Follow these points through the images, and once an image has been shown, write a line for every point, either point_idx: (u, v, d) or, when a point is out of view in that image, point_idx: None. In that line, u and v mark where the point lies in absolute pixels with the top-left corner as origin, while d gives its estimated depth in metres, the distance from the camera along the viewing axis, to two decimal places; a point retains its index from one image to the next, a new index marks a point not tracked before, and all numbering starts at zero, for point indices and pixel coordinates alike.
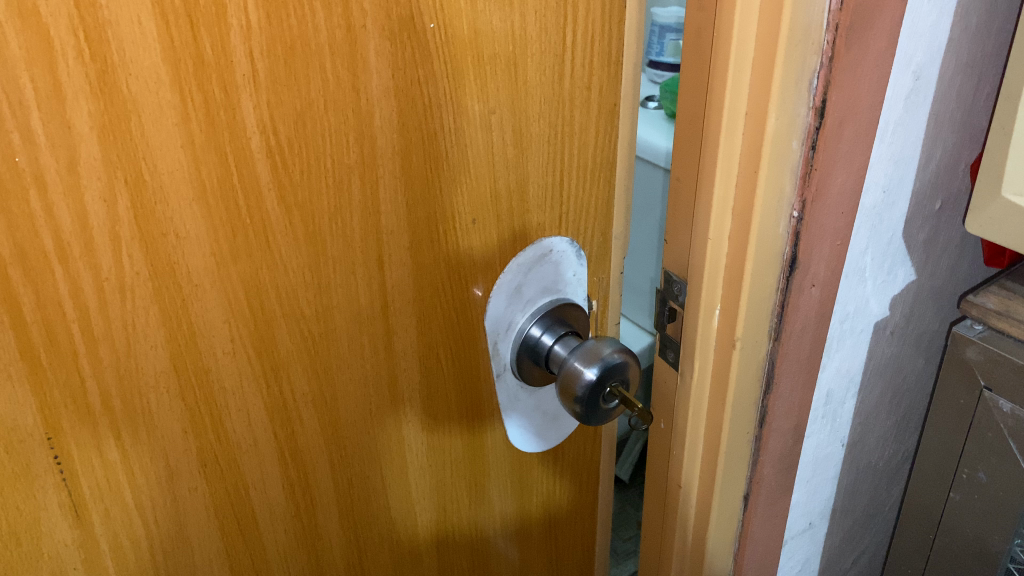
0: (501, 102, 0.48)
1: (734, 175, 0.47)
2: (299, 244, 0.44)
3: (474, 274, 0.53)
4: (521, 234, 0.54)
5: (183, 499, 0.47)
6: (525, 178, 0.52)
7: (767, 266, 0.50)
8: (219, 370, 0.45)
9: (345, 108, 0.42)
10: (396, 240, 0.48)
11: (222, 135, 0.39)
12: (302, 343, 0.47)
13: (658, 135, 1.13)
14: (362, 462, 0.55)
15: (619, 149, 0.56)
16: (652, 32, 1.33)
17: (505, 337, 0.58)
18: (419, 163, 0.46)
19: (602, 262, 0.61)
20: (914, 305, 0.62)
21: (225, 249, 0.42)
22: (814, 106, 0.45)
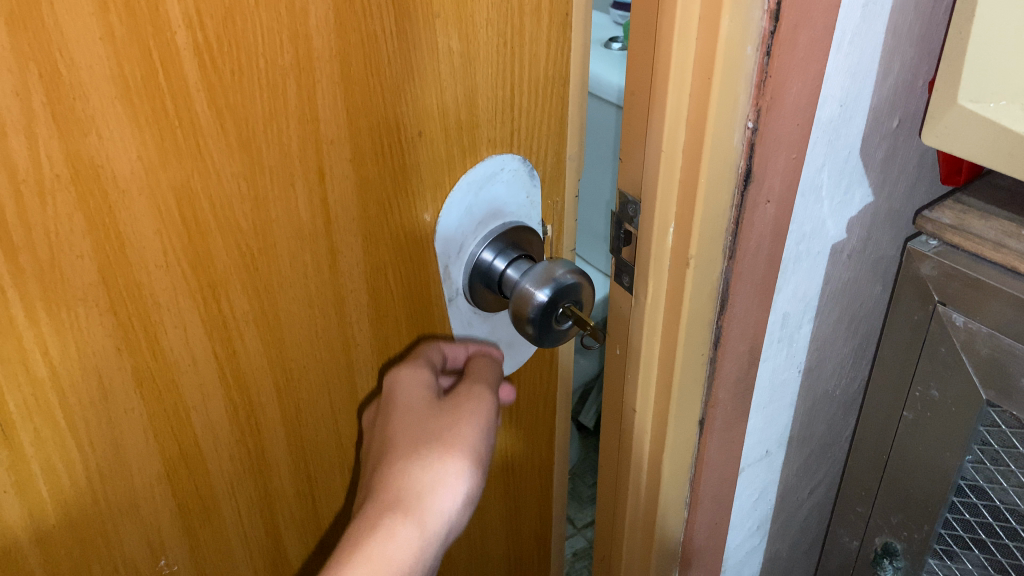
0: (445, 6, 0.46)
1: (687, 84, 0.46)
2: (232, 151, 0.42)
3: (422, 192, 0.52)
4: (471, 149, 0.53)
5: (120, 422, 0.45)
6: (473, 90, 0.50)
7: (722, 181, 0.48)
8: (153, 285, 0.43)
9: (278, 4, 0.40)
10: (338, 150, 0.46)
11: (145, 28, 0.37)
12: (241, 259, 0.45)
13: (612, 70, 1.12)
14: (308, 387, 0.53)
15: (571, 63, 0.55)
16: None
17: (457, 261, 0.56)
18: (359, 68, 0.44)
19: (557, 183, 0.60)
20: (872, 228, 0.61)
21: (153, 153, 0.40)
22: (768, 9, 0.43)
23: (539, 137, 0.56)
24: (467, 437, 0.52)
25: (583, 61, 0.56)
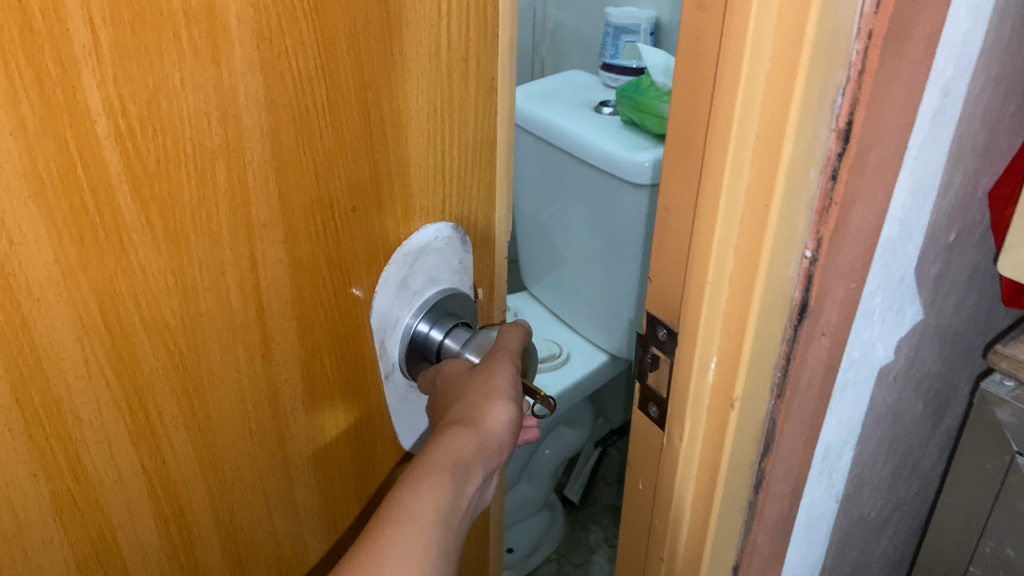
0: (378, 79, 0.40)
1: (739, 212, 0.41)
2: (159, 245, 0.35)
3: (357, 269, 0.45)
4: (405, 217, 0.46)
5: (36, 553, 0.37)
6: (406, 160, 0.44)
7: (774, 314, 0.45)
8: (73, 399, 0.35)
9: (205, 83, 0.34)
10: (270, 234, 0.39)
11: (60, 119, 0.30)
12: (169, 359, 0.38)
13: (614, 143, 1.11)
14: (245, 486, 0.45)
15: (501, 126, 0.49)
16: (608, 33, 1.30)
17: (394, 333, 0.49)
18: (291, 147, 0.38)
19: (490, 246, 0.54)
20: (919, 345, 0.57)
21: (72, 255, 0.33)
22: (836, 129, 0.39)
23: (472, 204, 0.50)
24: (504, 380, 0.47)
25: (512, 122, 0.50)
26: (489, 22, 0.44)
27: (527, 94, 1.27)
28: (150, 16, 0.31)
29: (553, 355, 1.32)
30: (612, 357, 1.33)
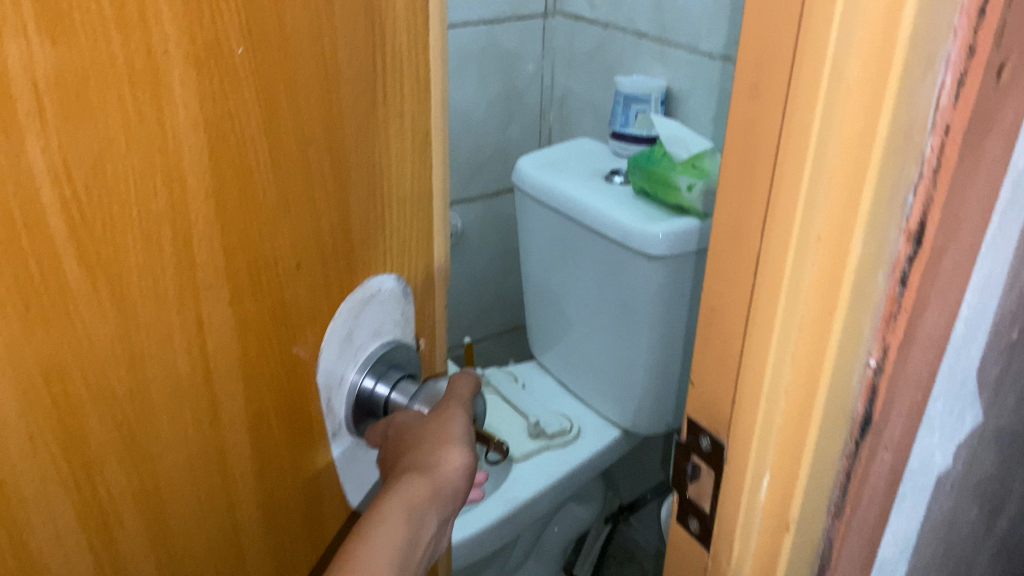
0: (317, 135, 0.39)
1: (798, 321, 0.40)
2: (104, 312, 0.33)
3: (302, 325, 0.42)
4: (348, 271, 0.43)
5: None
6: (348, 213, 0.42)
7: (835, 426, 0.45)
8: (18, 481, 0.32)
9: (148, 145, 0.32)
10: (216, 294, 0.37)
11: (4, 185, 0.28)
12: (117, 431, 0.35)
13: (624, 212, 1.12)
14: (197, 560, 0.41)
15: (435, 171, 0.48)
16: (619, 102, 1.30)
17: (340, 390, 0.46)
18: (235, 205, 0.36)
19: (431, 293, 0.51)
20: (977, 452, 0.56)
21: (15, 327, 0.30)
22: (907, 231, 0.39)
23: (411, 252, 0.48)
24: (459, 427, 0.48)
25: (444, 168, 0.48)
26: (417, 71, 0.44)
27: (536, 161, 1.28)
28: (98, 74, 0.29)
29: (564, 431, 1.31)
30: (623, 431, 1.34)
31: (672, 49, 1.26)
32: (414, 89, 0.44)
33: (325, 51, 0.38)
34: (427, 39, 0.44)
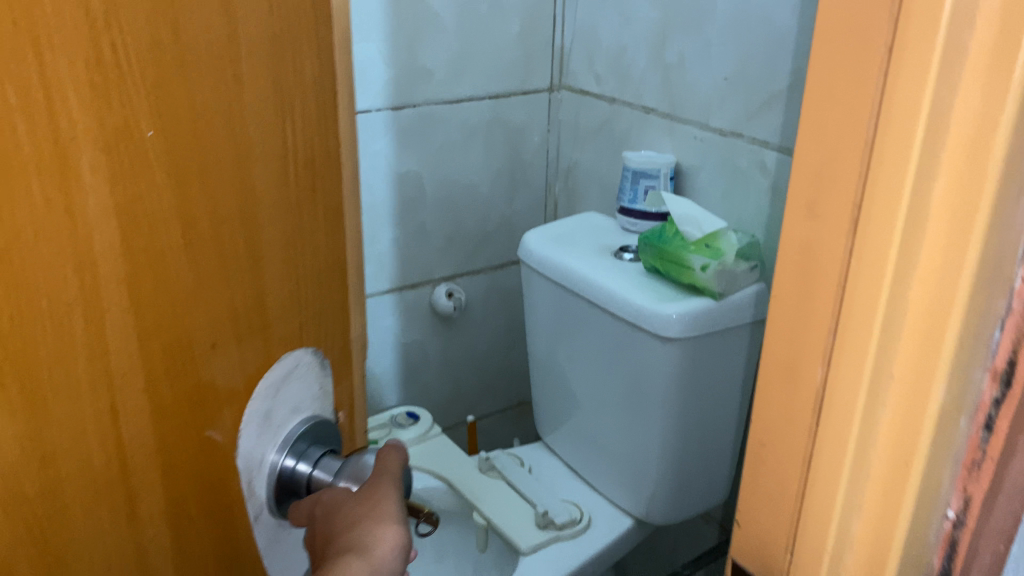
0: (229, 212, 0.37)
1: (870, 475, 0.36)
2: (15, 412, 0.30)
3: (218, 405, 0.40)
4: (264, 349, 0.42)
5: None
6: (261, 291, 0.40)
7: (911, 569, 0.38)
8: None
9: (59, 235, 0.30)
10: (130, 381, 0.35)
11: None
12: (29, 538, 0.32)
13: (638, 293, 0.98)
14: None
15: (345, 245, 0.46)
16: (626, 176, 1.10)
17: (261, 470, 0.44)
18: (148, 288, 0.34)
19: (347, 366, 0.49)
20: None
21: None
22: (992, 391, 0.35)
23: (325, 326, 0.46)
24: (391, 506, 0.44)
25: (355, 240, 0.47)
26: (327, 144, 0.42)
27: (543, 235, 1.13)
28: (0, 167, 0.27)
29: (572, 519, 1.06)
30: (638, 520, 1.11)
31: (682, 124, 1.08)
32: (323, 161, 0.42)
33: (236, 130, 0.36)
34: (337, 114, 0.43)
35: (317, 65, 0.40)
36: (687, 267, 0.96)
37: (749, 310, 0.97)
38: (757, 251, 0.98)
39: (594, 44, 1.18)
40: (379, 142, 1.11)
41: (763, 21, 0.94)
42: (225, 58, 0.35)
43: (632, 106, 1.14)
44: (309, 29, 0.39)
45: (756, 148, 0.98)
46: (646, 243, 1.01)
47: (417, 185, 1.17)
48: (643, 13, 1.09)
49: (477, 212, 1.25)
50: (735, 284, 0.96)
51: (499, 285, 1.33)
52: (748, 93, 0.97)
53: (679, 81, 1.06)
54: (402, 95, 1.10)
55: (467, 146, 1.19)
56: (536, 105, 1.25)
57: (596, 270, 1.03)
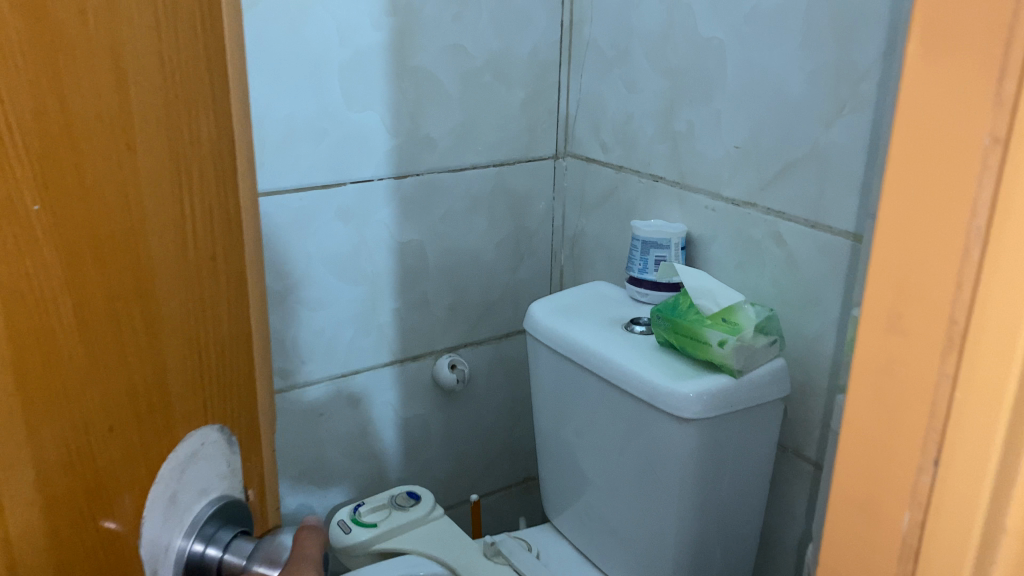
0: (126, 286, 0.33)
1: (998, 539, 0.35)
2: None
3: (118, 492, 0.35)
4: (167, 428, 0.37)
5: None
6: (162, 366, 0.36)
7: None
8: None
9: None
10: (20, 476, 0.30)
11: None
12: None
13: (653, 368, 0.92)
14: None
15: (249, 313, 0.43)
16: (635, 246, 1.06)
17: (167, 560, 0.38)
18: (35, 374, 0.30)
19: (255, 438, 0.45)
20: None
21: None
22: None
23: (233, 402, 0.42)
24: None
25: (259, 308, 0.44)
26: (226, 208, 0.39)
27: (549, 307, 1.09)
28: None
29: None
30: None
31: (692, 193, 1.04)
32: (224, 225, 0.39)
33: (130, 199, 0.33)
34: (236, 176, 0.40)
35: (215, 130, 0.38)
36: (703, 342, 0.89)
37: (768, 389, 0.91)
38: (776, 326, 0.92)
39: (601, 113, 1.16)
40: (381, 210, 1.09)
41: (774, 89, 0.90)
42: (116, 127, 0.32)
43: (640, 175, 1.11)
44: (206, 94, 0.37)
45: (771, 219, 0.94)
46: (658, 316, 0.95)
47: (419, 254, 1.14)
48: (652, 83, 1.06)
49: (481, 281, 1.22)
50: (754, 361, 0.89)
51: (504, 356, 1.29)
52: (760, 162, 0.94)
53: (688, 150, 1.03)
54: (405, 164, 1.09)
55: (471, 215, 1.17)
56: (541, 172, 1.23)
57: (608, 344, 0.98)
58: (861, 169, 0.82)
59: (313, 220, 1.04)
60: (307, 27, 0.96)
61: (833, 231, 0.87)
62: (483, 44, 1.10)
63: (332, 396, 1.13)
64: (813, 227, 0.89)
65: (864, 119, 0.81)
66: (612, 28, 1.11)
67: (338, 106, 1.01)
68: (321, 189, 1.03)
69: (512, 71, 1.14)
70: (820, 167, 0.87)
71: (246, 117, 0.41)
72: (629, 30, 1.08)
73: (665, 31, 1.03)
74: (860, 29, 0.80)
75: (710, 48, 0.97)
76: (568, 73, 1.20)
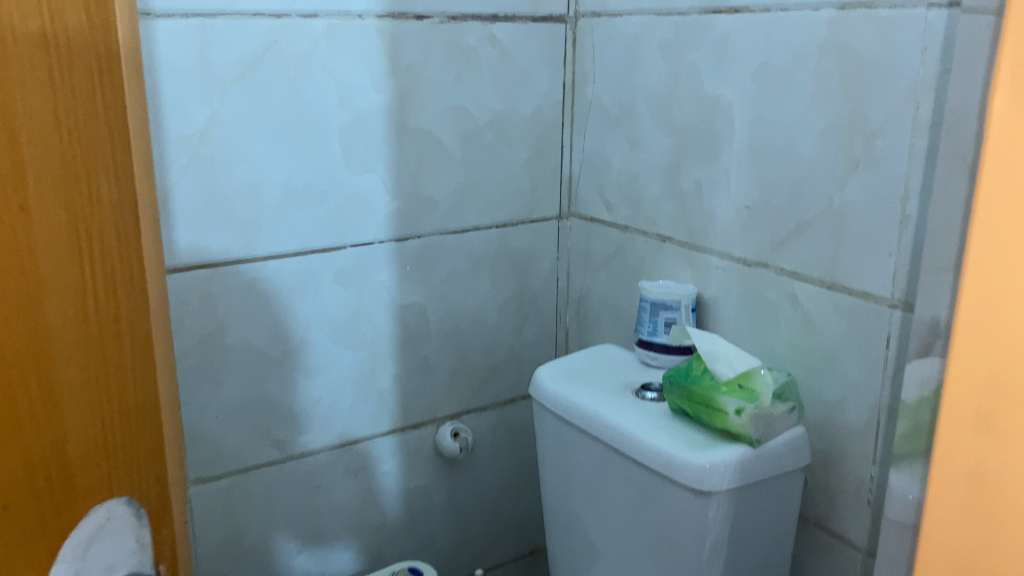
0: None
1: None
2: None
3: None
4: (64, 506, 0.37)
5: None
6: (62, 440, 0.38)
7: None
8: None
9: None
10: None
11: None
12: None
13: (665, 437, 0.87)
14: None
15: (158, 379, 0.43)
16: (644, 308, 1.02)
17: None
18: None
19: (168, 509, 0.44)
20: None
21: None
22: None
23: (145, 469, 0.42)
24: None
25: (166, 369, 0.44)
26: (132, 273, 0.39)
27: (555, 372, 1.04)
28: None
29: None
30: None
31: (701, 253, 1.00)
32: (129, 293, 0.40)
33: None
34: (140, 241, 0.40)
35: (117, 192, 0.38)
36: (719, 410, 0.85)
37: (788, 459, 0.85)
38: (795, 392, 0.87)
39: (606, 173, 1.14)
40: (382, 273, 1.06)
41: (784, 147, 0.87)
42: None
43: (647, 235, 1.08)
44: (106, 152, 0.37)
45: (785, 279, 0.90)
46: (671, 382, 0.90)
47: (421, 317, 1.11)
48: (658, 142, 1.04)
49: (484, 344, 1.19)
50: (773, 430, 0.84)
51: (508, 422, 1.25)
52: (770, 221, 0.90)
53: (696, 210, 1.00)
54: (407, 226, 1.07)
55: (473, 277, 1.15)
56: (546, 233, 1.21)
57: (618, 411, 0.93)
58: (878, 228, 0.79)
59: (312, 284, 1.01)
60: (306, 89, 0.95)
61: (850, 291, 0.82)
62: (485, 105, 1.09)
63: (331, 466, 1.09)
64: (829, 287, 0.85)
65: (878, 176, 0.78)
66: (616, 88, 1.10)
67: (338, 169, 1.00)
68: (319, 252, 1.01)
69: (515, 131, 1.13)
70: (835, 227, 0.83)
71: (148, 177, 0.41)
72: (633, 89, 1.07)
73: (670, 90, 1.01)
74: (871, 84, 0.77)
75: (716, 107, 0.95)
76: (571, 133, 1.19)
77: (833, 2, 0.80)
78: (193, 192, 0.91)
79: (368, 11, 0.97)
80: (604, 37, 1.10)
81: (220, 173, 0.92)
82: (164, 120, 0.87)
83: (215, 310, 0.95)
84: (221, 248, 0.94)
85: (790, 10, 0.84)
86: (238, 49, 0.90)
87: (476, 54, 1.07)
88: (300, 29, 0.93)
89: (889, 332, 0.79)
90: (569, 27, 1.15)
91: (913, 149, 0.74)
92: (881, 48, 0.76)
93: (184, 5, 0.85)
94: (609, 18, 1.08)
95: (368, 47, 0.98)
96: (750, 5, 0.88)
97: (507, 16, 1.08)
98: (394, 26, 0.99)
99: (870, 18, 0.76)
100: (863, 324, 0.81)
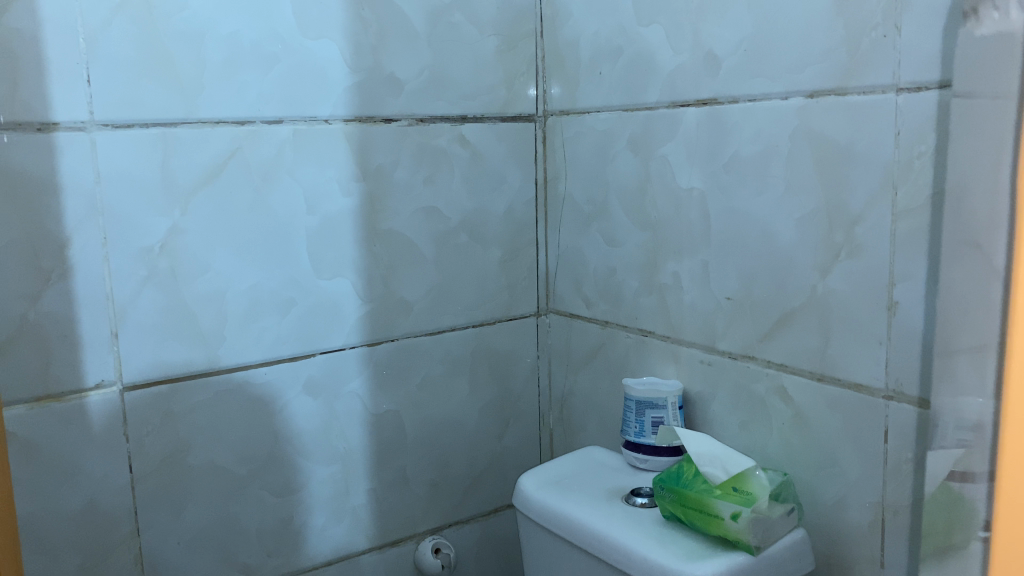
0: None
1: None
2: None
3: None
4: None
5: None
6: None
7: None
8: None
9: None
10: None
11: None
12: None
13: (659, 546, 0.81)
14: None
15: None
16: (629, 407, 0.98)
17: None
18: None
19: None
20: None
21: None
22: None
23: None
24: None
25: None
26: None
27: (541, 479, 0.99)
28: None
29: None
30: None
31: (684, 347, 0.97)
32: None
33: None
34: None
35: None
36: (714, 516, 0.79)
37: (792, 566, 0.79)
38: (793, 493, 0.82)
39: (583, 270, 1.12)
40: (353, 382, 1.02)
41: (762, 237, 0.85)
42: None
43: (627, 330, 1.05)
44: None
45: (773, 372, 0.86)
46: (662, 487, 0.85)
47: (396, 425, 1.06)
48: (633, 237, 1.02)
49: (464, 452, 1.13)
50: (773, 534, 0.78)
51: (493, 534, 1.18)
52: (754, 313, 0.87)
53: (677, 303, 0.97)
54: (379, 331, 1.03)
55: (451, 381, 1.11)
56: (524, 332, 1.17)
57: (607, 520, 0.88)
58: (867, 316, 0.76)
59: (279, 396, 0.96)
60: (271, 196, 0.93)
61: (842, 383, 0.79)
62: (457, 204, 1.08)
63: None
64: (820, 379, 0.81)
65: (862, 264, 0.75)
66: (589, 184, 1.08)
67: (305, 275, 0.96)
68: (287, 361, 0.96)
69: (489, 231, 1.11)
70: (822, 317, 0.80)
71: None
72: (606, 185, 1.05)
73: (642, 184, 1.00)
74: (848, 171, 0.76)
75: (689, 198, 0.93)
76: (546, 229, 1.17)
77: (802, 91, 0.79)
78: (153, 306, 0.87)
79: (335, 115, 0.96)
80: (574, 134, 1.10)
81: (182, 285, 0.88)
82: (123, 233, 0.84)
83: (176, 428, 0.90)
84: (183, 362, 0.89)
85: (759, 100, 0.83)
86: (201, 158, 0.88)
87: (446, 155, 1.06)
88: (265, 135, 0.91)
89: (886, 423, 0.75)
90: (539, 125, 1.14)
91: (896, 234, 0.72)
92: (854, 135, 0.75)
93: (144, 114, 0.84)
94: (578, 115, 1.08)
95: (335, 150, 0.96)
96: (718, 97, 0.88)
97: (476, 116, 1.08)
98: (362, 129, 0.98)
99: (840, 104, 0.75)
100: (858, 417, 0.78)
